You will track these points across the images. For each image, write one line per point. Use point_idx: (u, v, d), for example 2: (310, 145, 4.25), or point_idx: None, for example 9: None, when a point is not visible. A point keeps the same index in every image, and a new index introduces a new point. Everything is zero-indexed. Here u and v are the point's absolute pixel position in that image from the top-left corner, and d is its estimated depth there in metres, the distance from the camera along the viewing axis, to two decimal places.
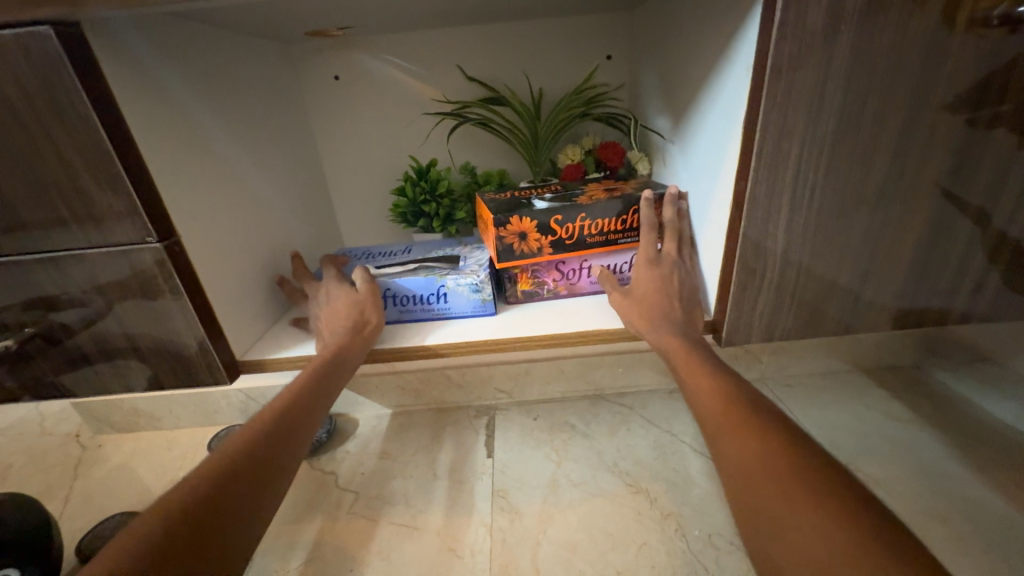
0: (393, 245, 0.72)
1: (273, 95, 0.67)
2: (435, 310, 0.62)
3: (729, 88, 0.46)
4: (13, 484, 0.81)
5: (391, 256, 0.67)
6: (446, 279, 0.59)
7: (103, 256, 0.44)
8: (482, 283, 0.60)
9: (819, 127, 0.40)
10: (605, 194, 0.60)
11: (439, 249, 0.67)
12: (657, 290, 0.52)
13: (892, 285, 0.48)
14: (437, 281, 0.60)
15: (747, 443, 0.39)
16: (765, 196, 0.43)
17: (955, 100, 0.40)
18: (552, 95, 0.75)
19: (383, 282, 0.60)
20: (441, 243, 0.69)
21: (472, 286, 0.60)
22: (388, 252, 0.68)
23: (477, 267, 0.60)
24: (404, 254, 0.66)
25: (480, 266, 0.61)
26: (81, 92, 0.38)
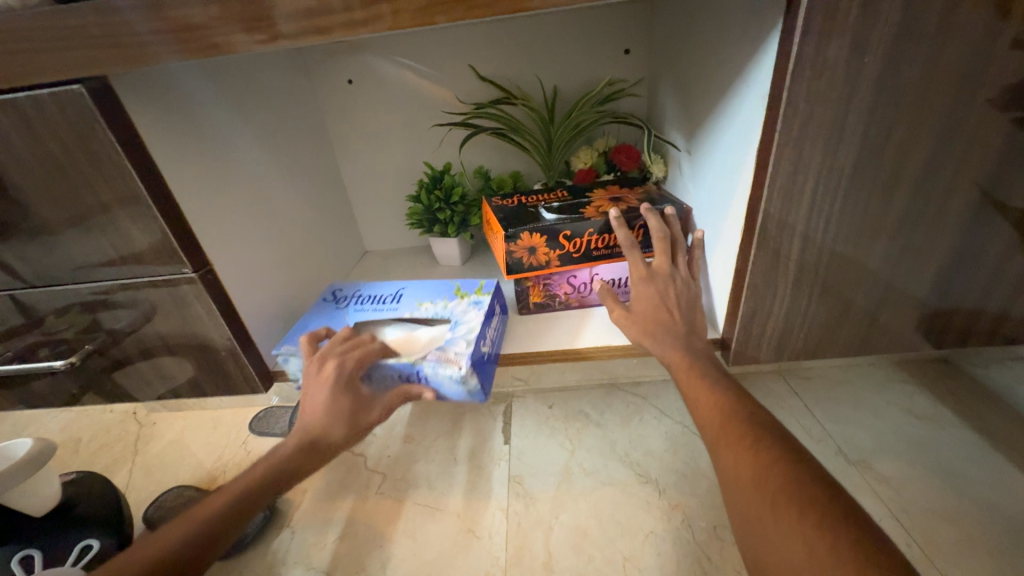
0: (382, 287, 0.66)
1: (290, 104, 0.69)
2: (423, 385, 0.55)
3: (745, 113, 0.44)
4: (84, 457, 0.91)
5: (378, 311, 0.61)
6: (424, 367, 0.51)
7: (146, 284, 0.49)
8: (465, 376, 0.50)
9: (837, 160, 0.39)
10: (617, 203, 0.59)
11: (431, 301, 0.62)
12: (656, 303, 0.51)
13: (911, 307, 0.47)
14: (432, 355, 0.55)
15: (739, 448, 0.37)
16: (776, 228, 0.43)
17: (986, 128, 0.38)
18: (568, 93, 0.73)
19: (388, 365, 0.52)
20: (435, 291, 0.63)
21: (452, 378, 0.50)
22: (378, 303, 0.62)
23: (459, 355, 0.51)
24: (391, 309, 0.61)
25: (464, 353, 0.51)
26: (113, 143, 0.41)
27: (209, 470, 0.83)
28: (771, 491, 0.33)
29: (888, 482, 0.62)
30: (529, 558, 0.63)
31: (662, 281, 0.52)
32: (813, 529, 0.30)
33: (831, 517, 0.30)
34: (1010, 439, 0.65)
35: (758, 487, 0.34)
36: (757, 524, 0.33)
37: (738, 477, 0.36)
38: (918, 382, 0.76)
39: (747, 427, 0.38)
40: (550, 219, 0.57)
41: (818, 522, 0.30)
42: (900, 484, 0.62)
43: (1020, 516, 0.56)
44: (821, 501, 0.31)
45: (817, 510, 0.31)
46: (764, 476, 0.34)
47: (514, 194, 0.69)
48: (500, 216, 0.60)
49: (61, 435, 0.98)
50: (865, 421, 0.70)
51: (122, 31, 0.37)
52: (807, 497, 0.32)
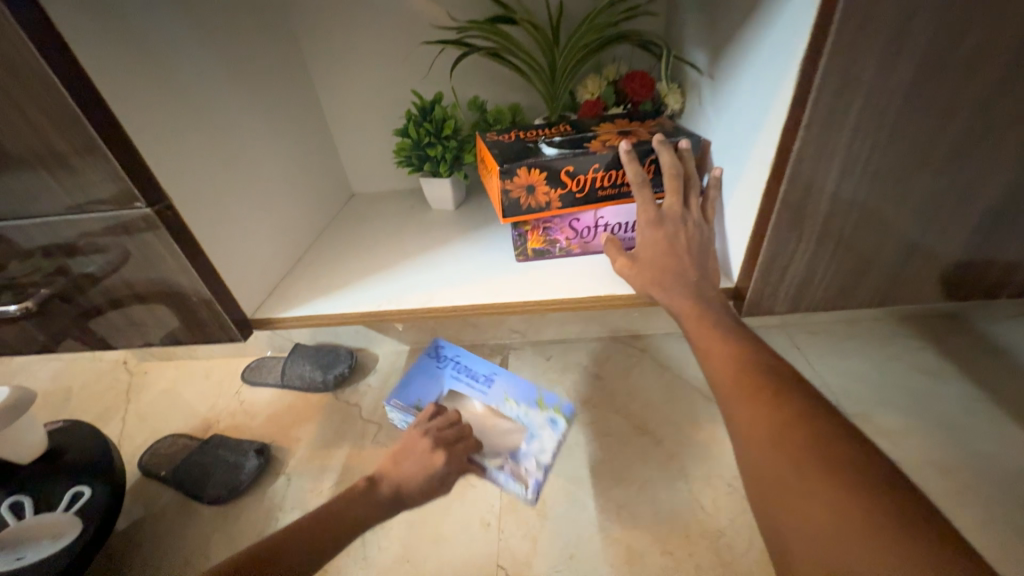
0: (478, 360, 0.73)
1: (256, 18, 0.60)
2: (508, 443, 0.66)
3: (786, 20, 0.37)
4: (74, 405, 0.90)
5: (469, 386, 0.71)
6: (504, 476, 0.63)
7: (96, 221, 0.43)
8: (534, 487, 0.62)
9: (893, 77, 0.33)
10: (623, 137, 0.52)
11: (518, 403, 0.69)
12: (665, 248, 0.46)
13: (949, 255, 0.42)
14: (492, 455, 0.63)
15: (756, 406, 0.34)
16: (812, 159, 0.37)
17: None
18: (574, 10, 0.64)
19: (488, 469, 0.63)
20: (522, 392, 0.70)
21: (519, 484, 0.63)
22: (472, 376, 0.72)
23: (532, 471, 0.63)
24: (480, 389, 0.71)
25: (537, 467, 0.64)
26: (26, 43, 0.33)
27: (201, 420, 0.82)
28: (792, 450, 0.30)
29: (891, 436, 0.61)
30: (524, 505, 0.63)
31: (672, 226, 0.47)
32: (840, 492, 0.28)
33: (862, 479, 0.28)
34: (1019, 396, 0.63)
35: (776, 447, 0.31)
36: (774, 484, 0.31)
37: (752, 435, 0.33)
38: (927, 337, 0.73)
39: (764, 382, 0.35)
40: (549, 154, 0.51)
41: (848, 484, 0.28)
42: (903, 439, 0.60)
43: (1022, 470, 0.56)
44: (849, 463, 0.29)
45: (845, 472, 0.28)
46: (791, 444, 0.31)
47: (512, 128, 0.62)
48: (493, 153, 0.54)
49: (50, 383, 0.96)
50: (870, 375, 0.68)
51: None
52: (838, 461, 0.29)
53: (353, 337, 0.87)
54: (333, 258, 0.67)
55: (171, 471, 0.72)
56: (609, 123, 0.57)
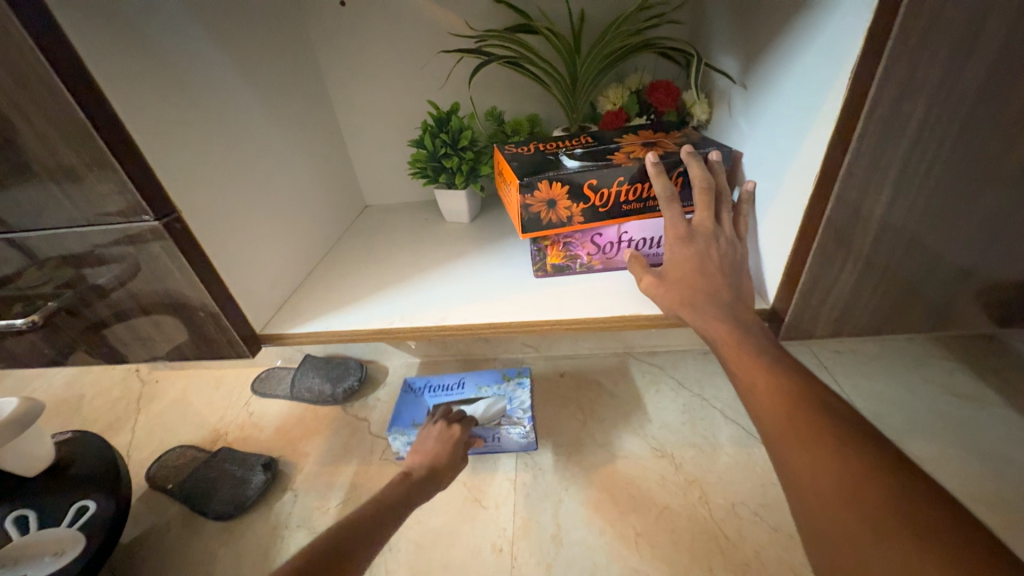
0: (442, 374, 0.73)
1: (274, 27, 0.59)
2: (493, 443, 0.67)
3: (834, 26, 0.35)
4: (85, 414, 0.89)
5: (449, 395, 0.70)
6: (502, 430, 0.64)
7: (104, 234, 0.42)
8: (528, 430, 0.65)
9: (958, 85, 0.30)
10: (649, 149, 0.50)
11: (487, 386, 0.70)
12: (696, 267, 0.43)
13: (1010, 279, 0.39)
14: (490, 429, 0.64)
15: (805, 448, 0.31)
16: (862, 174, 0.34)
17: None
18: (597, 19, 0.62)
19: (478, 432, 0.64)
20: (487, 376, 0.71)
21: (519, 433, 0.65)
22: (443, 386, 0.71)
23: (524, 415, 0.64)
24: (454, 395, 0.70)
25: (525, 410, 0.65)
26: (35, 54, 0.33)
27: (209, 432, 0.80)
28: (868, 511, 0.27)
29: (934, 466, 0.56)
30: (537, 531, 0.59)
31: (702, 240, 0.44)
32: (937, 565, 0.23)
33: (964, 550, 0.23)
34: None
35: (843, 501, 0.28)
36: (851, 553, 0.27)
37: (817, 494, 0.29)
38: (965, 360, 0.69)
39: (823, 427, 0.31)
40: (570, 167, 0.49)
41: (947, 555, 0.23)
42: (948, 469, 0.56)
43: None
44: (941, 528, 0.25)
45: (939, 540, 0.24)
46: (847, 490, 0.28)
47: (531, 139, 0.60)
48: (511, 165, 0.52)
49: (62, 391, 0.96)
50: (907, 400, 0.64)
51: None
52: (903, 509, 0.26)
53: (364, 349, 0.86)
54: (346, 271, 0.65)
55: (178, 485, 0.71)
56: (634, 134, 0.55)
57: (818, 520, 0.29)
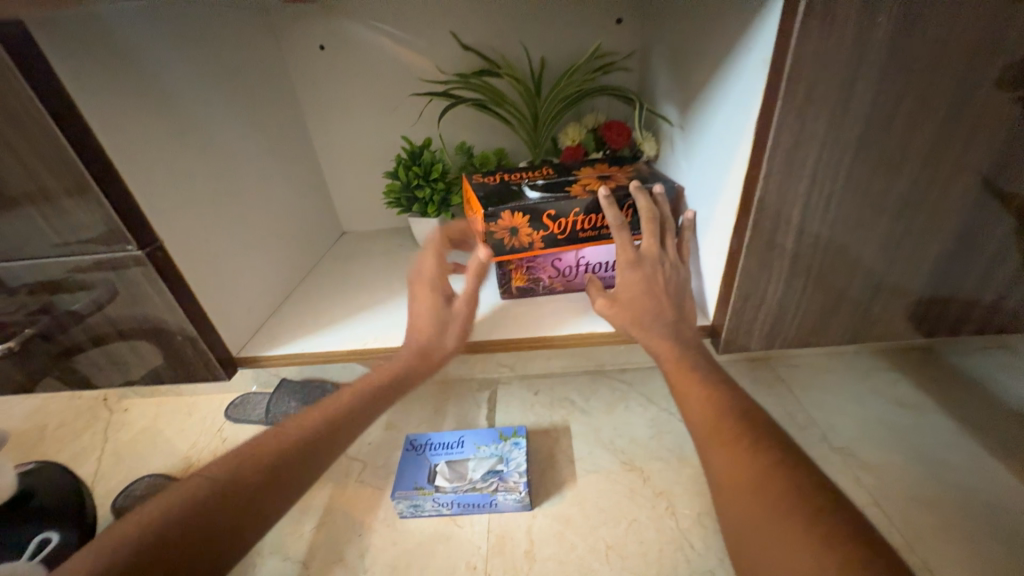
0: (446, 433, 0.73)
1: (256, 69, 0.63)
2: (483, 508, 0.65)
3: (745, 80, 0.41)
4: (49, 445, 0.87)
5: (449, 455, 0.70)
6: (496, 496, 0.63)
7: (86, 264, 0.44)
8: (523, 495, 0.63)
9: (840, 135, 0.36)
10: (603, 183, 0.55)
11: (484, 446, 0.71)
12: (643, 288, 0.48)
13: (908, 294, 0.45)
14: (485, 495, 0.64)
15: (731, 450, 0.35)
16: (773, 208, 0.40)
17: (1005, 89, 0.34)
18: (556, 65, 0.69)
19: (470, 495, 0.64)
20: (485, 435, 0.72)
21: (514, 499, 0.64)
22: (445, 444, 0.72)
23: (519, 481, 0.64)
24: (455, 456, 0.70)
25: (521, 476, 0.65)
26: (33, 100, 0.36)
27: (181, 459, 0.80)
28: (771, 499, 0.31)
29: (872, 469, 0.62)
30: (511, 547, 0.61)
31: (649, 266, 0.49)
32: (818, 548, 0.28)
33: (841, 539, 0.28)
34: (993, 430, 0.65)
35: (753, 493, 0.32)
36: (752, 533, 0.31)
37: (732, 483, 0.34)
38: (900, 369, 0.75)
39: (740, 428, 0.36)
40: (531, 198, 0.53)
41: (827, 540, 0.28)
42: (883, 472, 0.61)
43: (1000, 503, 0.57)
44: (829, 520, 0.29)
45: (824, 527, 0.29)
46: (758, 482, 0.32)
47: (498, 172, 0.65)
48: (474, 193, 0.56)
49: (24, 422, 0.93)
50: (847, 408, 0.70)
51: None
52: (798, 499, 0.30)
53: (340, 371, 0.87)
54: (322, 295, 0.68)
55: None
56: (590, 168, 0.61)
57: (730, 507, 0.33)
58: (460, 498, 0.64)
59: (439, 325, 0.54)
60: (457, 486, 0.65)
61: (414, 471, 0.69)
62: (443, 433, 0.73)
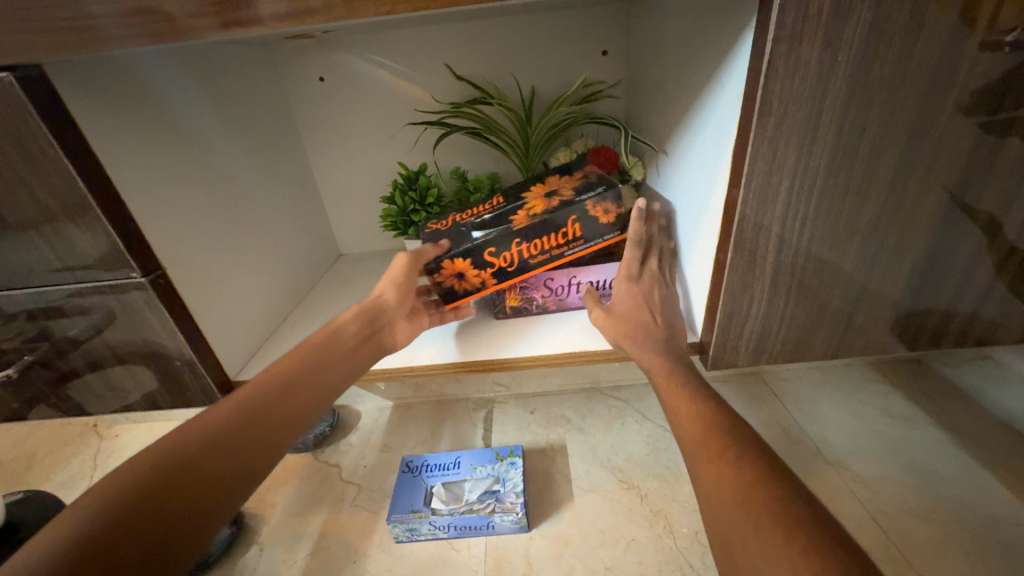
0: (442, 453, 0.73)
1: (256, 100, 0.65)
2: (480, 531, 0.65)
3: (721, 111, 0.43)
4: (37, 474, 0.86)
5: (445, 476, 0.70)
6: (493, 517, 0.63)
7: (89, 291, 0.45)
8: (521, 516, 0.63)
9: (811, 161, 0.38)
10: (550, 201, 0.54)
11: (481, 466, 0.70)
12: (637, 304, 0.51)
13: (885, 309, 0.46)
14: (483, 517, 0.63)
15: (719, 464, 0.36)
16: (752, 229, 0.42)
17: (961, 119, 0.37)
18: (546, 93, 0.72)
19: (468, 517, 0.64)
20: (481, 455, 0.72)
21: (512, 521, 0.63)
22: (440, 465, 0.72)
23: (516, 501, 0.64)
24: (451, 477, 0.70)
25: (518, 496, 0.65)
26: (47, 137, 0.37)
27: None
28: (753, 511, 0.32)
29: (865, 483, 0.62)
30: (509, 570, 0.61)
31: (649, 281, 0.53)
32: (796, 556, 0.29)
33: (819, 546, 0.28)
34: (980, 441, 0.66)
35: (741, 506, 0.33)
36: (737, 548, 0.32)
37: (720, 497, 0.35)
38: (892, 383, 0.76)
39: (728, 442, 0.37)
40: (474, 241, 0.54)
41: (809, 552, 0.28)
42: (876, 486, 0.62)
43: (991, 515, 0.57)
44: (807, 528, 0.30)
45: (803, 536, 0.29)
46: (745, 495, 0.33)
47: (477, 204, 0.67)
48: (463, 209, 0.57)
49: (12, 451, 0.92)
50: (839, 423, 0.71)
51: (68, 12, 0.34)
52: (785, 512, 0.31)
53: None
54: (318, 317, 0.68)
55: None
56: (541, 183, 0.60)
57: (719, 522, 0.34)
58: (456, 521, 0.64)
59: (366, 323, 0.53)
60: (453, 507, 0.65)
61: (410, 493, 0.68)
62: (438, 454, 0.73)
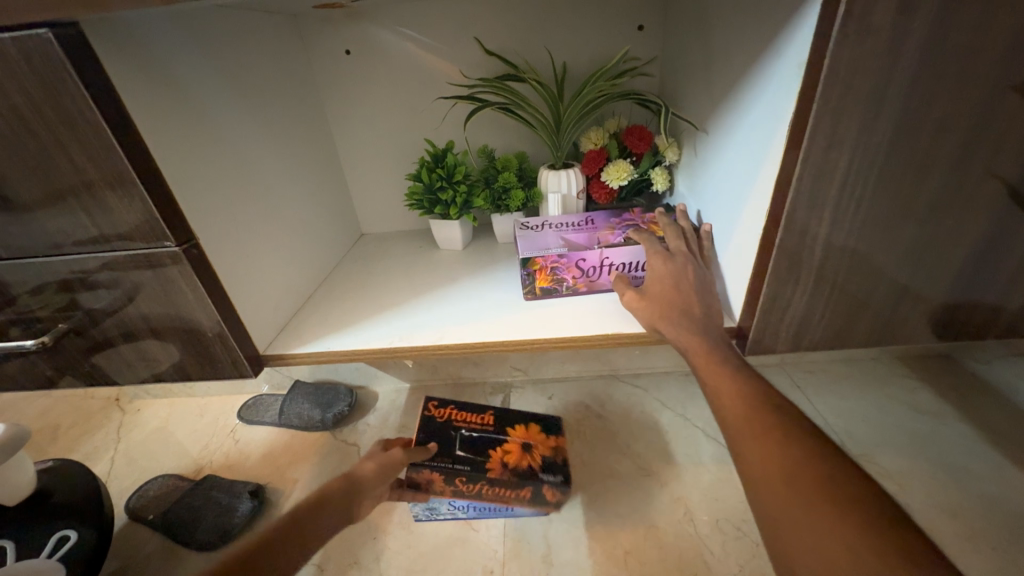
0: None
1: (283, 73, 0.64)
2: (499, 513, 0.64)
3: (777, 85, 0.41)
4: (62, 444, 0.87)
5: None
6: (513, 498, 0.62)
7: (124, 259, 0.45)
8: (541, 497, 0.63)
9: (874, 137, 0.36)
10: (522, 458, 0.61)
11: None
12: (672, 284, 0.50)
13: (935, 297, 0.45)
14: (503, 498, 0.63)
15: (764, 442, 0.35)
16: (805, 208, 0.40)
17: None
18: (578, 71, 0.70)
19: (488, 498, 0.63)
20: None
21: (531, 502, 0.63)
22: None
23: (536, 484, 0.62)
24: None
25: None
26: (86, 99, 0.36)
27: (194, 460, 0.79)
28: (802, 490, 0.31)
29: (893, 477, 0.61)
30: (528, 551, 0.60)
31: (681, 259, 0.51)
32: (849, 534, 0.29)
33: (873, 524, 0.29)
34: (1014, 438, 0.64)
35: (789, 484, 0.32)
36: (782, 520, 0.31)
37: (765, 469, 0.34)
38: (924, 378, 0.74)
39: (772, 420, 0.36)
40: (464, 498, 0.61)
41: (861, 532, 0.28)
42: (907, 481, 0.61)
43: None
44: (859, 505, 0.30)
45: (856, 514, 0.29)
46: (792, 473, 0.32)
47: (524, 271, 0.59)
48: (494, 505, 0.61)
49: (38, 421, 0.93)
50: (868, 416, 0.69)
51: None
52: (835, 491, 0.31)
53: (354, 374, 0.87)
54: (343, 295, 0.68)
55: (160, 515, 0.69)
56: (524, 427, 0.65)
57: (761, 496, 0.33)
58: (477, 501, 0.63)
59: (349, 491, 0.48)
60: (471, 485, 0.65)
61: None
62: None
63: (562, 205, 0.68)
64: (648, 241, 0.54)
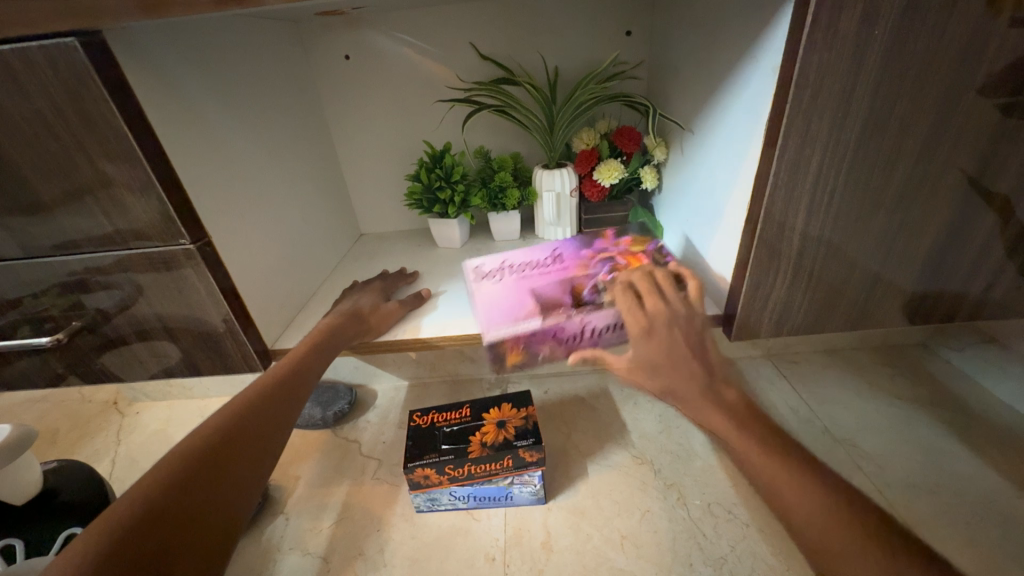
0: None
1: (285, 77, 0.66)
2: (499, 503, 0.67)
3: (756, 87, 0.44)
4: (62, 448, 0.88)
5: None
6: (512, 488, 0.65)
7: (139, 257, 0.46)
8: (539, 487, 0.65)
9: (843, 134, 0.40)
10: (497, 434, 0.65)
11: None
12: (664, 355, 0.49)
13: (905, 281, 0.48)
14: (502, 488, 0.65)
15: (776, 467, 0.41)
16: (783, 201, 0.43)
17: (992, 90, 0.38)
18: (569, 74, 0.73)
19: (487, 489, 0.65)
20: None
21: (530, 492, 0.65)
22: None
23: (533, 476, 0.64)
24: None
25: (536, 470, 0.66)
26: (108, 103, 0.38)
27: None
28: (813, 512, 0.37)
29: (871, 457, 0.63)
30: (528, 538, 0.62)
31: (663, 329, 0.49)
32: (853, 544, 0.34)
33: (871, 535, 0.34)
34: (988, 417, 0.68)
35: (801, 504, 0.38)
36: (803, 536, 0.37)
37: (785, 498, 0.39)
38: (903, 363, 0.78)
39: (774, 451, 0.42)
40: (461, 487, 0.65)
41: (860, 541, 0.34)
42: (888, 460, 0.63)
43: (1000, 486, 0.59)
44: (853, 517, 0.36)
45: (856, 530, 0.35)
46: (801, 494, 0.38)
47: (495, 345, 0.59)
48: (492, 486, 0.64)
49: (37, 426, 0.94)
50: (849, 400, 0.73)
51: None
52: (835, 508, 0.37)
53: (353, 372, 0.87)
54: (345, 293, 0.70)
55: None
56: (497, 409, 0.70)
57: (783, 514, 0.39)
58: (476, 493, 0.65)
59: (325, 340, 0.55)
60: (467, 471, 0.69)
61: None
62: None
63: (557, 202, 0.72)
64: (630, 308, 0.52)
